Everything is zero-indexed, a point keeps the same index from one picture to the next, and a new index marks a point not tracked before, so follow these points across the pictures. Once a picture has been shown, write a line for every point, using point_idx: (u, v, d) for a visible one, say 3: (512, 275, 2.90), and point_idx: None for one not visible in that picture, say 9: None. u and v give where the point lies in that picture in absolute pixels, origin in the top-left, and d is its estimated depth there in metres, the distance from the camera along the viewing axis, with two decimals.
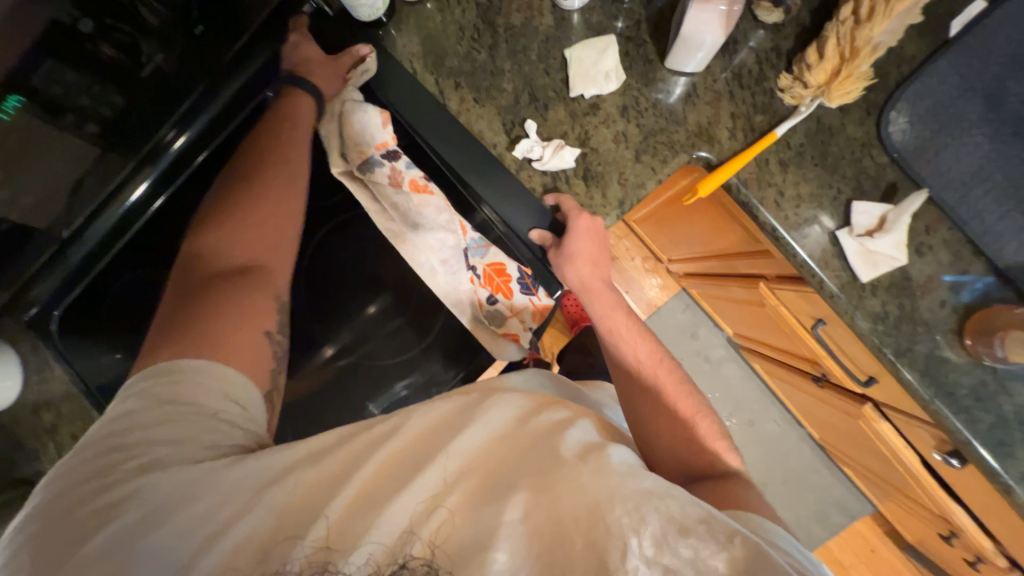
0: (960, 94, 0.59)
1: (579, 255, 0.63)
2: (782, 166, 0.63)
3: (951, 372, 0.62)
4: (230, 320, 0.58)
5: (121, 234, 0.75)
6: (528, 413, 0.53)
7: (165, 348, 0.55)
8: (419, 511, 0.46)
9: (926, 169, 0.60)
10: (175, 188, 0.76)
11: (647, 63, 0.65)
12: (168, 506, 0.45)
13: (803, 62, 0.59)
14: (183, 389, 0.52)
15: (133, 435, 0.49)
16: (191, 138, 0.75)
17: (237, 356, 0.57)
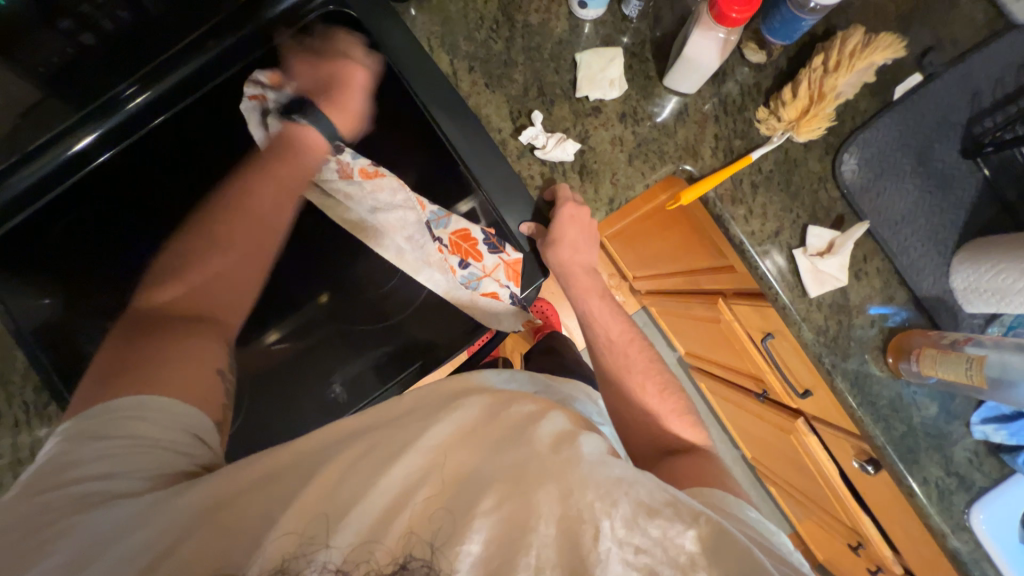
0: (899, 148, 0.70)
1: (566, 242, 0.66)
2: (753, 187, 0.71)
3: (875, 384, 0.71)
4: (187, 351, 0.56)
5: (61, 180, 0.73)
6: (498, 403, 0.51)
7: (118, 370, 0.52)
8: (385, 507, 0.42)
9: (868, 207, 0.70)
10: (127, 144, 0.75)
11: (647, 79, 0.71)
12: (109, 534, 0.42)
13: (779, 99, 0.68)
14: (130, 416, 0.49)
15: (74, 466, 0.46)
16: (151, 98, 0.73)
17: (188, 385, 0.53)
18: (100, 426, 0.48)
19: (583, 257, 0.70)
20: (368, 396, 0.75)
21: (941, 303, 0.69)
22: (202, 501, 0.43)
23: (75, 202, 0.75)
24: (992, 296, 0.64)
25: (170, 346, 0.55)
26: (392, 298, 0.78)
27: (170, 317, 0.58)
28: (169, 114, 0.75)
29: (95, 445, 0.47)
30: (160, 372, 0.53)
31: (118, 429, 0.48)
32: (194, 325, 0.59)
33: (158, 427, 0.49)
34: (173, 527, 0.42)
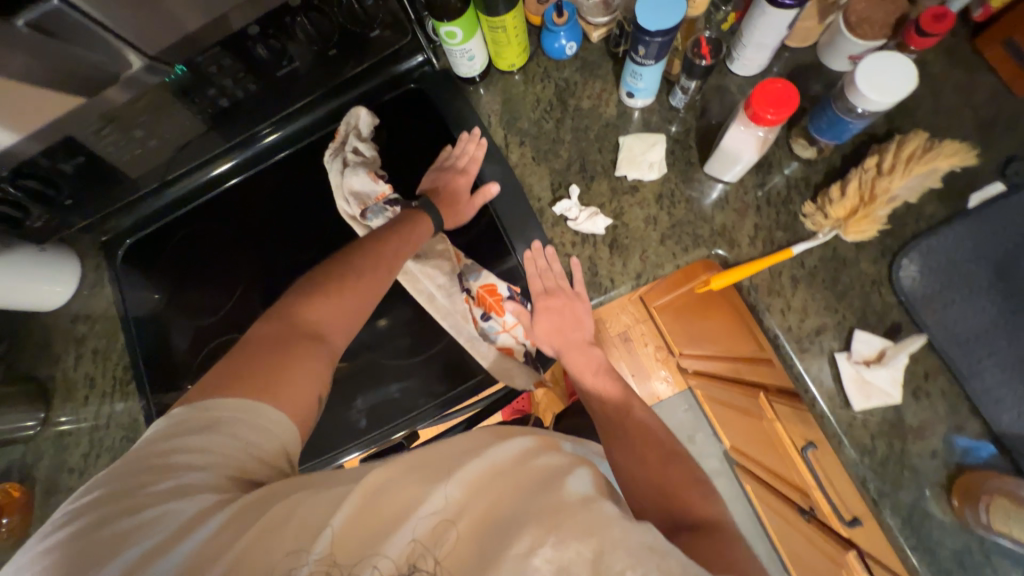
0: (971, 260, 0.63)
1: (544, 325, 0.70)
2: (794, 282, 0.67)
3: (934, 529, 0.60)
4: (297, 372, 0.58)
5: (197, 196, 0.94)
6: (535, 450, 0.54)
7: (227, 370, 0.56)
8: (423, 539, 0.48)
9: (931, 318, 0.63)
10: (253, 171, 0.94)
11: (688, 164, 0.73)
12: (181, 534, 0.47)
13: (826, 196, 0.66)
14: (220, 423, 0.52)
15: (164, 460, 0.50)
16: (281, 137, 0.91)
17: (288, 397, 0.56)
18: (183, 425, 0.52)
19: (575, 329, 0.71)
20: (381, 428, 0.79)
21: None
22: (275, 496, 0.49)
23: (191, 220, 0.95)
24: None
25: (262, 354, 0.57)
26: (419, 339, 0.83)
27: (267, 328, 0.61)
28: (290, 150, 0.93)
29: (177, 442, 0.51)
30: (250, 381, 0.55)
31: (206, 431, 0.51)
32: (281, 334, 0.60)
33: (240, 430, 0.52)
34: (233, 531, 0.47)
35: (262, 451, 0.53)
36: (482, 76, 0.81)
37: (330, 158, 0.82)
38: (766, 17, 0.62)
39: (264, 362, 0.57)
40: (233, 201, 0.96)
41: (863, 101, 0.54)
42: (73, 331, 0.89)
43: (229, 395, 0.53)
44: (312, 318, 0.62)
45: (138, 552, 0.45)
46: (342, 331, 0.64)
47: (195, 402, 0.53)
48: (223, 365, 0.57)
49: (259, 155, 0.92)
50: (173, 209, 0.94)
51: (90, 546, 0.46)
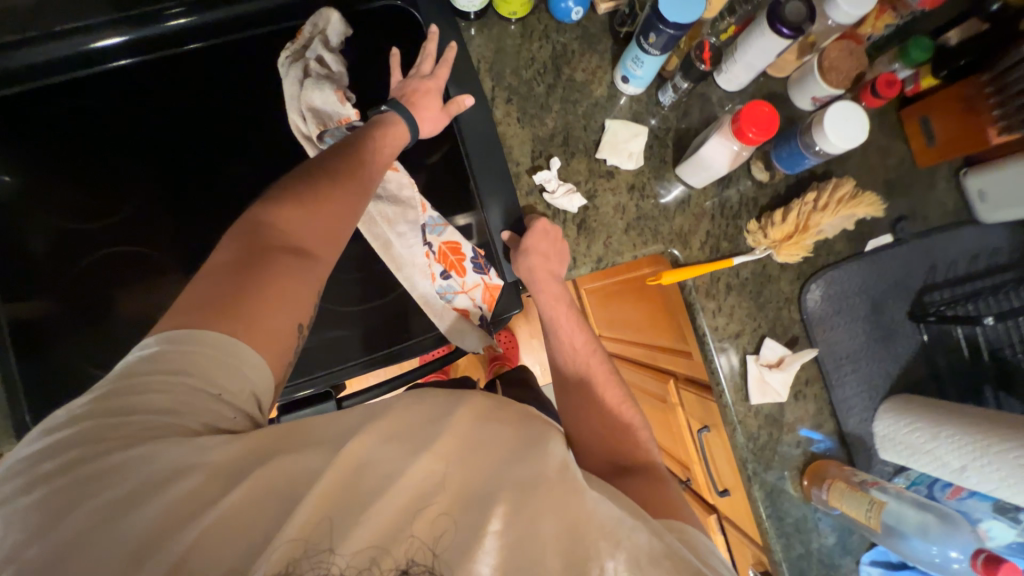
0: (857, 294, 0.76)
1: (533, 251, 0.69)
2: (727, 288, 0.76)
3: (786, 502, 0.75)
4: (266, 299, 0.52)
5: (72, 69, 0.74)
6: (508, 413, 0.55)
7: (188, 314, 0.49)
8: (404, 505, 0.47)
9: (821, 337, 0.75)
10: (150, 58, 0.76)
11: (662, 162, 0.77)
12: (153, 481, 0.42)
13: (770, 218, 0.74)
14: (194, 362, 0.47)
15: (132, 399, 0.45)
16: (193, 22, 0.74)
17: (257, 333, 0.51)
18: (156, 359, 0.46)
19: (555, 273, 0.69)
20: (309, 375, 0.73)
21: (862, 443, 0.75)
22: (258, 449, 0.47)
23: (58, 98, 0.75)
24: (903, 449, 0.69)
25: (236, 287, 0.51)
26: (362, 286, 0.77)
27: (247, 246, 0.55)
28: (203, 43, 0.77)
29: (150, 378, 0.46)
30: (231, 317, 0.49)
31: (179, 370, 0.46)
32: (260, 259, 0.54)
33: (224, 371, 0.48)
34: (214, 480, 0.44)
35: (235, 396, 0.49)
36: (478, 14, 0.74)
37: (288, 60, 0.70)
38: (762, 41, 0.65)
39: (249, 293, 0.51)
40: (143, 80, 0.77)
41: (824, 141, 0.62)
42: None
43: (205, 331, 0.48)
44: (286, 233, 0.57)
45: (112, 500, 0.41)
46: (323, 244, 0.60)
47: (167, 339, 0.47)
48: (192, 297, 0.50)
49: (164, 39, 0.75)
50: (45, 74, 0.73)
51: (52, 491, 0.41)
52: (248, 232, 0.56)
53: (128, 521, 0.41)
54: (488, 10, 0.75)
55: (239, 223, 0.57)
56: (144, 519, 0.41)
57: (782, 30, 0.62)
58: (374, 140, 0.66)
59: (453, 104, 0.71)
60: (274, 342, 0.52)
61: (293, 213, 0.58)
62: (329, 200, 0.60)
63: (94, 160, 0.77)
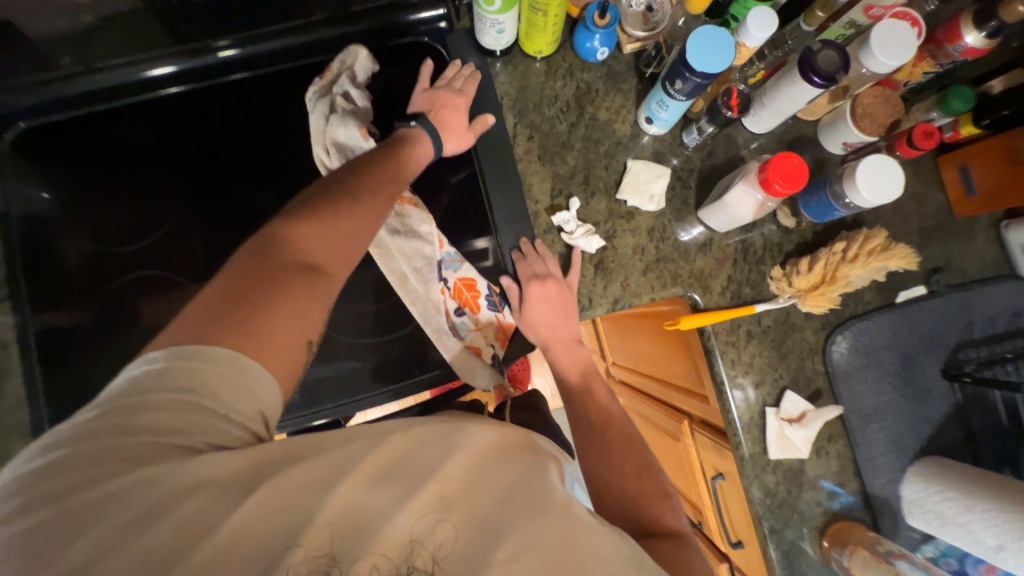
0: (886, 348, 0.73)
1: (536, 320, 0.69)
2: (748, 335, 0.73)
3: (804, 562, 0.71)
4: (271, 311, 0.48)
5: (124, 94, 0.77)
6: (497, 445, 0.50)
7: (196, 327, 0.44)
8: (389, 554, 0.44)
9: (846, 393, 0.72)
10: (196, 87, 0.78)
11: (684, 204, 0.75)
12: (160, 507, 0.39)
13: (795, 267, 0.71)
14: (207, 379, 0.42)
15: (135, 417, 0.40)
16: (239, 55, 0.76)
17: (268, 349, 0.46)
18: (165, 376, 0.41)
19: (565, 324, 0.70)
20: (318, 405, 0.72)
21: (887, 505, 0.71)
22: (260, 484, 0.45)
23: (105, 124, 0.79)
24: (932, 518, 0.65)
25: (244, 302, 0.47)
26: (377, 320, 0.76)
27: (264, 260, 0.51)
28: (247, 73, 0.79)
29: (154, 394, 0.41)
30: (238, 332, 0.45)
31: (190, 387, 0.42)
32: (277, 274, 0.50)
33: (236, 388, 0.44)
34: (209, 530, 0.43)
35: (243, 414, 0.44)
36: (504, 51, 0.75)
37: (315, 97, 0.72)
38: (793, 88, 0.64)
39: (260, 313, 0.47)
40: (184, 108, 0.80)
41: (855, 194, 0.60)
42: None
43: (218, 347, 0.43)
44: (303, 242, 0.54)
45: (113, 528, 0.38)
46: (337, 258, 0.56)
47: (178, 351, 0.42)
48: (195, 311, 0.46)
49: (209, 70, 0.77)
50: (106, 98, 0.76)
51: (43, 522, 0.37)
52: (266, 242, 0.53)
53: (125, 555, 0.38)
54: (514, 48, 0.76)
55: (258, 233, 0.54)
56: (150, 544, 0.39)
57: (813, 78, 0.60)
58: (399, 152, 0.67)
59: (478, 125, 0.74)
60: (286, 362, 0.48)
61: (312, 227, 0.55)
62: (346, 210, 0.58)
63: (122, 186, 0.79)
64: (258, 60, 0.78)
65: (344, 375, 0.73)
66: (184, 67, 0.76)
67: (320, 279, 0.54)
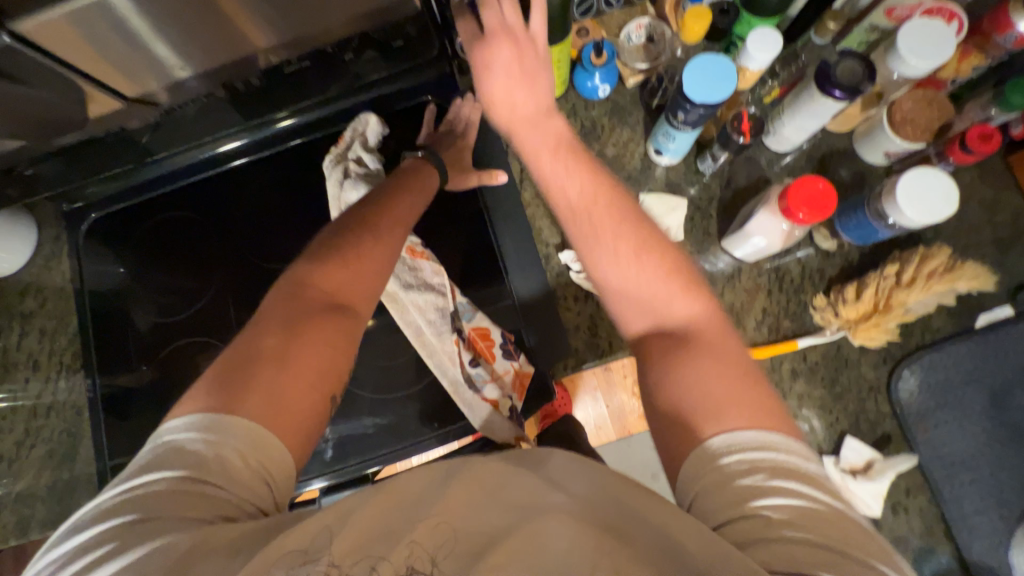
0: (968, 382, 0.62)
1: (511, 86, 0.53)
2: (793, 374, 0.66)
3: None
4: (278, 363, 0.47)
5: (199, 172, 0.85)
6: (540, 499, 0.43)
7: (214, 394, 0.44)
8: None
9: (922, 436, 0.62)
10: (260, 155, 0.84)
11: (705, 235, 0.70)
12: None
13: (840, 294, 0.64)
14: (217, 447, 0.41)
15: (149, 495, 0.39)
16: (298, 124, 0.81)
17: (273, 405, 0.44)
18: (181, 449, 0.41)
19: (532, 94, 0.53)
20: (340, 463, 0.72)
21: None
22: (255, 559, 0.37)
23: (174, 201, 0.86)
24: None
25: (260, 367, 0.46)
26: (397, 372, 0.76)
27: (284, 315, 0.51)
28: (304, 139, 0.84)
29: (168, 468, 0.40)
30: (250, 392, 0.44)
31: (199, 458, 0.40)
32: (299, 326, 0.50)
33: (243, 449, 0.42)
34: None
35: (251, 485, 0.41)
36: None
37: (331, 164, 0.76)
38: (812, 105, 0.58)
39: (270, 365, 0.46)
40: (234, 181, 0.86)
41: (897, 213, 0.53)
42: (20, 306, 0.82)
43: (231, 412, 0.43)
44: (322, 287, 0.54)
45: None
46: (357, 303, 0.56)
47: (195, 422, 0.42)
48: (215, 374, 0.46)
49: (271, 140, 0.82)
50: (192, 173, 0.85)
51: None
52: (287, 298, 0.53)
53: None
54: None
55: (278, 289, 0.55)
56: None
57: (834, 92, 0.55)
58: (408, 186, 0.67)
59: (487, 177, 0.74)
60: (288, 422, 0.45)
61: (329, 270, 0.56)
62: (359, 255, 0.58)
63: (178, 258, 0.87)
64: (311, 128, 0.82)
65: (366, 430, 0.74)
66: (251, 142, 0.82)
67: (337, 323, 0.52)
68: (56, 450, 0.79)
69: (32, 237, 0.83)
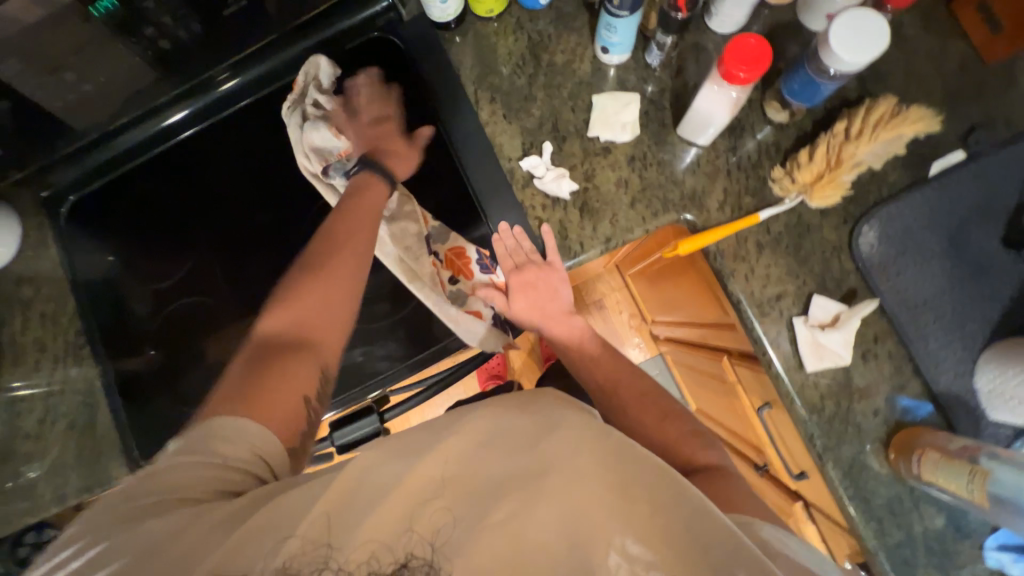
0: (926, 228, 0.64)
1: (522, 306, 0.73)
2: (759, 247, 0.68)
3: (872, 479, 0.64)
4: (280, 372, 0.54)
5: (155, 145, 0.88)
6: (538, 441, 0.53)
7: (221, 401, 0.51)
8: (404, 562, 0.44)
9: (885, 285, 0.64)
10: (214, 119, 0.87)
11: (662, 126, 0.72)
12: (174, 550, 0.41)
13: (796, 161, 0.65)
14: (219, 442, 0.48)
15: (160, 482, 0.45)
16: (242, 81, 0.84)
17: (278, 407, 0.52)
18: (183, 445, 0.47)
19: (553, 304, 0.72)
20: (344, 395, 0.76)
21: (960, 402, 0.62)
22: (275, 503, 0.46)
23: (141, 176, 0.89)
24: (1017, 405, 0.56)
25: (260, 377, 0.53)
26: (385, 305, 0.79)
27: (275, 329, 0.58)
28: (253, 97, 0.86)
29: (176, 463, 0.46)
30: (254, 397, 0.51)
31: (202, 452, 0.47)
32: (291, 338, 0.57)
33: (231, 439, 0.48)
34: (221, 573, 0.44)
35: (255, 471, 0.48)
36: (456, 20, 0.76)
37: (290, 110, 0.77)
38: None
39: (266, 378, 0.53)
40: (196, 150, 0.88)
41: (835, 62, 0.54)
42: (16, 294, 0.84)
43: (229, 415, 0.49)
44: (305, 300, 0.60)
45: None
46: (339, 300, 0.61)
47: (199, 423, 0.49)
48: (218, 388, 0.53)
49: (220, 102, 0.85)
50: (148, 147, 0.88)
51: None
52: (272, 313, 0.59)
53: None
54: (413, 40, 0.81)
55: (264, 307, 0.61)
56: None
57: None
58: (382, 187, 0.71)
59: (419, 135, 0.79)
60: (293, 413, 0.53)
61: (311, 284, 0.61)
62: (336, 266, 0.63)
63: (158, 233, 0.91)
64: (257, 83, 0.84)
65: (365, 360, 0.78)
66: (200, 105, 0.86)
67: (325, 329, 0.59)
68: (78, 422, 0.82)
69: (14, 226, 0.83)
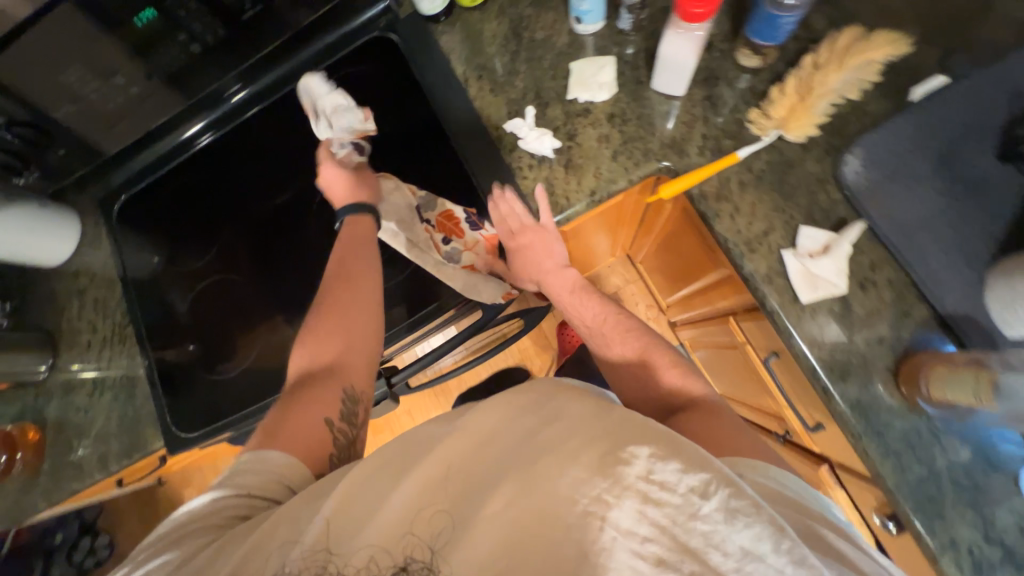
0: (913, 151, 0.63)
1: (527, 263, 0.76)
2: (741, 186, 0.69)
3: (884, 413, 0.61)
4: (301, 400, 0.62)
5: (177, 155, 0.99)
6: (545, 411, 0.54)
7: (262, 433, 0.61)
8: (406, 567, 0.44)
9: (876, 211, 0.63)
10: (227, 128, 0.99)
11: (638, 84, 0.75)
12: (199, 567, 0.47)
13: (768, 99, 0.68)
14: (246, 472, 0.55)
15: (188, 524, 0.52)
16: (250, 93, 0.96)
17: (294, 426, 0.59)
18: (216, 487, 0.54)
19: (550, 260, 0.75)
20: None
21: (971, 323, 0.59)
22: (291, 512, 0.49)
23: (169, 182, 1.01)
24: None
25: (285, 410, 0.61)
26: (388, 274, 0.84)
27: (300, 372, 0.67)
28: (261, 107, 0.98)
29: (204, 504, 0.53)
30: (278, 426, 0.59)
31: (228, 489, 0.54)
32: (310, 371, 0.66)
33: (254, 477, 0.55)
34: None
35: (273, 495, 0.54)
36: (445, 12, 0.84)
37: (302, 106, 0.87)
38: None
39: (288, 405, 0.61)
40: (217, 155, 1.00)
41: None
42: (75, 284, 0.96)
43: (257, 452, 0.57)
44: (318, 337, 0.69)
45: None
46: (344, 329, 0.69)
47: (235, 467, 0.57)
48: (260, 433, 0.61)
49: (232, 112, 0.98)
50: (173, 158, 0.99)
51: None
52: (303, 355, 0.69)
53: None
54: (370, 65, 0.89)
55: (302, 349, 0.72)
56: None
57: None
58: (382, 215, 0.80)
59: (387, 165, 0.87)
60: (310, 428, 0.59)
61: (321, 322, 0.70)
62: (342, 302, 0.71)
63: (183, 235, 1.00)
64: (264, 93, 0.97)
65: None
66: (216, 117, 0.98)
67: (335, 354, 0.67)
68: (119, 396, 0.91)
69: (74, 224, 0.96)
